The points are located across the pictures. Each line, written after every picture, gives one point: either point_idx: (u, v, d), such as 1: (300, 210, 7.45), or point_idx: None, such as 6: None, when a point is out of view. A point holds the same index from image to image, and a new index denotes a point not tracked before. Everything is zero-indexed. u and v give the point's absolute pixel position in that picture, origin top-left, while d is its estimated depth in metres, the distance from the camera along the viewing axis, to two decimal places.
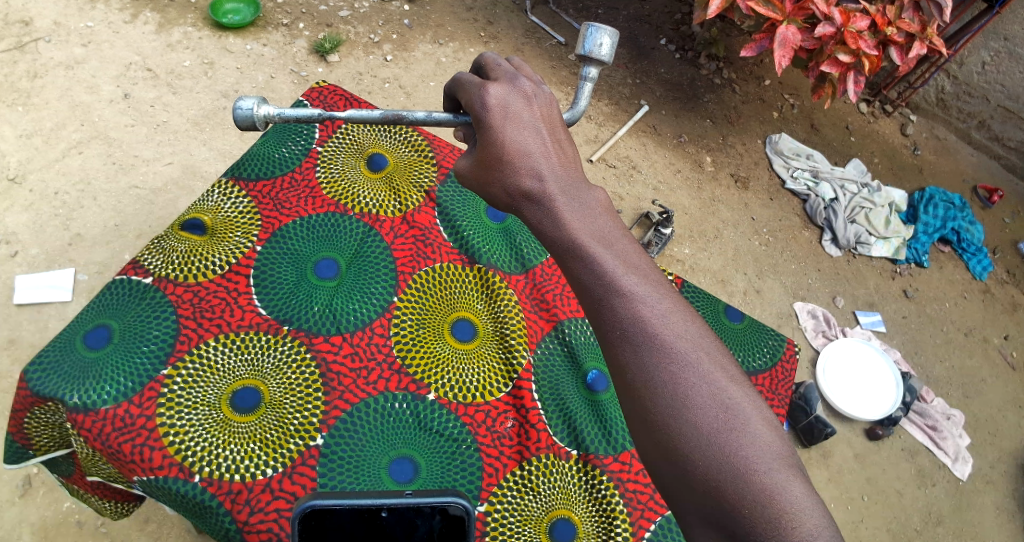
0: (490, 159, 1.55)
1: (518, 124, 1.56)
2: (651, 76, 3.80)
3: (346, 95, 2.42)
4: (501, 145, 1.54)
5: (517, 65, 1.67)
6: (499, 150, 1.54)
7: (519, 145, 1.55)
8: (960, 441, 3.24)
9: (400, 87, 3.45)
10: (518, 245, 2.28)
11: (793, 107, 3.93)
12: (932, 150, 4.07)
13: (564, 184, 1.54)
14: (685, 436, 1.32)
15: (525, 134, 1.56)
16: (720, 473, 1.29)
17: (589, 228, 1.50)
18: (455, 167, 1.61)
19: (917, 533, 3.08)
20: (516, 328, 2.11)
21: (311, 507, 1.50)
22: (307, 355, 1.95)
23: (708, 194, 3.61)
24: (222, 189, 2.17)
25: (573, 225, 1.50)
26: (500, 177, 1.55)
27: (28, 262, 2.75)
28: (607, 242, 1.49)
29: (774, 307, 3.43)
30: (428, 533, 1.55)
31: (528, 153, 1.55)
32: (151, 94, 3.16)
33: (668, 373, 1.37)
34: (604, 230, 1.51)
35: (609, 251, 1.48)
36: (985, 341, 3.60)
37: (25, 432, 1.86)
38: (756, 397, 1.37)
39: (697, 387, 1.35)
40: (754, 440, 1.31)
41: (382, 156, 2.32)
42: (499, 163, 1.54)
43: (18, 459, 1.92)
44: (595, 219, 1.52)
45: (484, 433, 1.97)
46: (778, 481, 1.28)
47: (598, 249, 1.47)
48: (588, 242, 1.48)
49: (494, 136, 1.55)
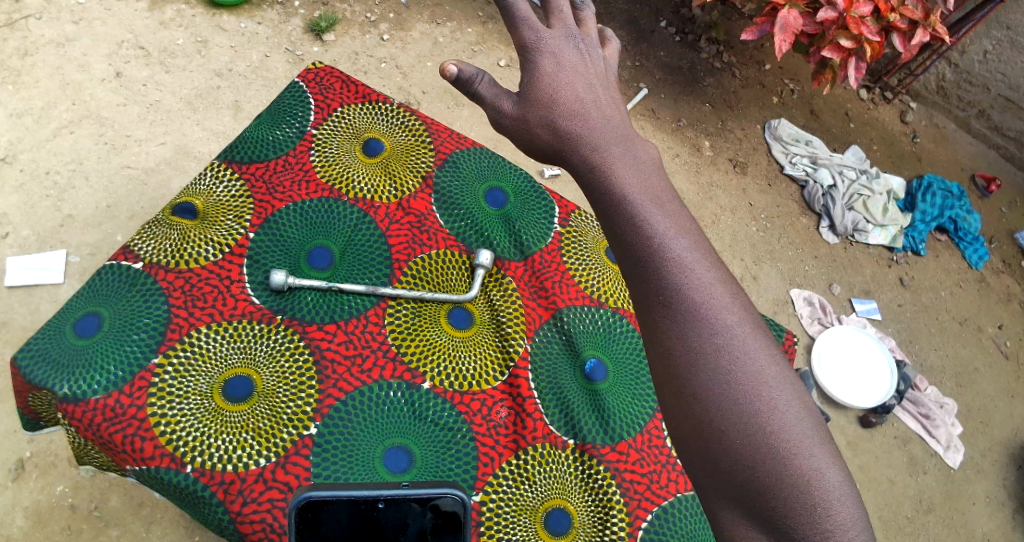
0: (541, 97, 1.54)
1: (573, 75, 1.57)
2: (650, 59, 3.75)
3: (344, 77, 2.35)
4: (556, 88, 1.55)
5: (585, 16, 1.65)
6: (552, 91, 1.55)
7: (574, 94, 1.56)
8: (952, 429, 3.27)
9: (397, 67, 3.41)
10: (518, 231, 2.24)
11: (793, 92, 3.90)
12: (930, 138, 4.06)
13: (615, 136, 1.56)
14: (723, 411, 1.29)
15: (578, 84, 1.57)
16: (758, 455, 1.26)
17: (640, 185, 1.51)
18: (497, 106, 1.57)
19: (908, 520, 3.11)
20: (512, 316, 2.10)
21: (307, 500, 1.50)
22: (301, 343, 1.94)
23: (706, 179, 3.58)
24: (215, 172, 2.14)
25: (625, 179, 1.50)
26: (551, 117, 1.54)
27: (19, 245, 2.72)
28: (657, 202, 1.48)
29: (770, 294, 3.43)
30: (420, 531, 1.55)
31: (584, 104, 1.56)
32: (143, 73, 3.11)
33: (713, 343, 1.34)
34: (655, 191, 1.51)
35: (662, 215, 1.46)
36: (980, 330, 3.61)
37: (32, 408, 1.91)
38: (792, 378, 1.35)
39: (741, 360, 1.33)
40: (796, 424, 1.29)
41: (378, 140, 2.27)
42: (550, 108, 1.54)
43: (34, 427, 2.00)
44: (648, 177, 1.52)
45: (479, 422, 1.97)
46: (816, 467, 1.26)
47: (649, 209, 1.47)
48: (640, 201, 1.48)
49: (546, 78, 1.55)
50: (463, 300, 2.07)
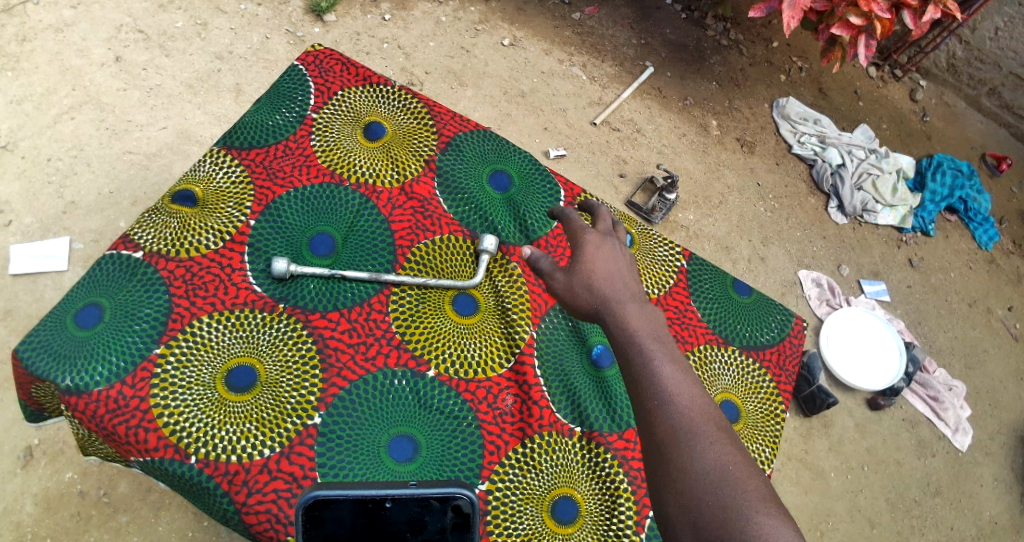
0: (585, 274, 1.70)
1: (612, 257, 1.75)
2: (656, 37, 3.70)
3: (344, 59, 2.31)
4: (595, 263, 1.72)
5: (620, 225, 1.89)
6: (592, 270, 1.71)
7: (608, 270, 1.72)
8: (960, 412, 3.24)
9: (400, 47, 3.35)
10: (523, 216, 2.21)
11: (802, 70, 3.83)
12: (940, 116, 3.99)
13: (635, 294, 1.69)
14: (692, 486, 1.39)
15: (617, 265, 1.74)
16: (723, 521, 1.34)
17: (648, 327, 1.62)
18: (551, 280, 1.74)
19: (916, 503, 3.09)
20: (518, 303, 2.08)
21: (314, 498, 1.50)
22: (304, 332, 1.92)
23: (714, 158, 3.53)
24: (214, 158, 2.11)
25: (635, 324, 1.61)
26: (589, 286, 1.69)
27: (22, 232, 2.70)
28: (663, 343, 1.59)
29: (778, 275, 3.39)
30: (439, 528, 1.56)
31: (615, 276, 1.71)
32: (143, 57, 3.07)
33: (690, 437, 1.45)
34: (660, 332, 1.62)
35: (663, 356, 1.57)
36: (988, 311, 3.58)
37: (35, 400, 1.91)
38: (755, 464, 1.43)
39: (710, 449, 1.43)
40: (755, 496, 1.36)
41: (379, 124, 2.24)
42: (590, 279, 1.69)
43: (38, 419, 2.01)
44: (657, 326, 1.64)
45: (485, 410, 1.95)
46: (773, 528, 1.32)
47: (650, 343, 1.58)
48: (646, 339, 1.59)
49: (590, 260, 1.73)
50: (468, 285, 2.05)
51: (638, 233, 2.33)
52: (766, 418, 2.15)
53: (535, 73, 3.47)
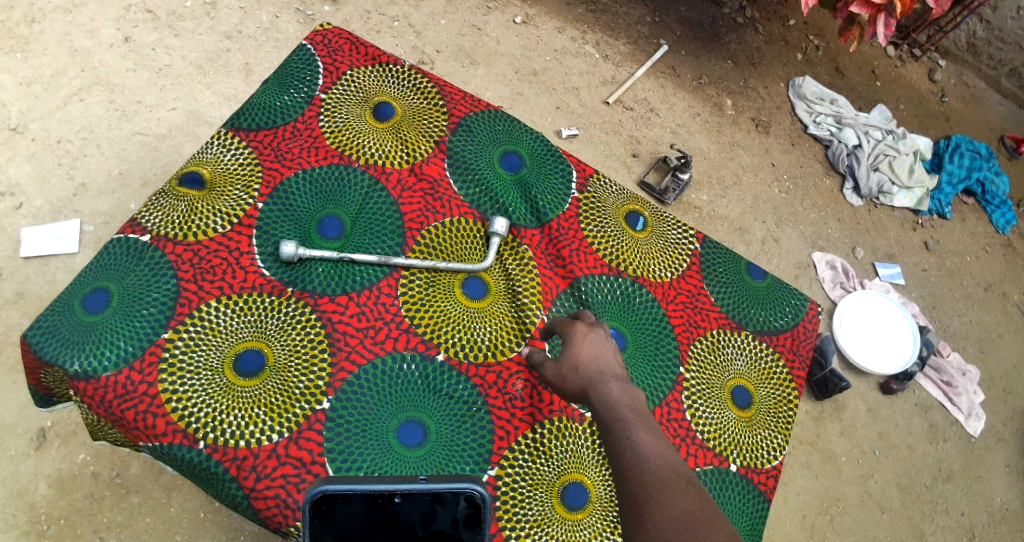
0: (571, 359, 1.71)
1: (599, 340, 1.75)
2: (671, 15, 3.63)
3: (352, 38, 2.28)
4: (581, 343, 1.73)
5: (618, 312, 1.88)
6: (578, 354, 1.71)
7: (594, 353, 1.71)
8: (974, 397, 3.21)
9: (410, 26, 3.31)
10: (534, 197, 2.18)
11: (818, 49, 3.76)
12: (959, 97, 3.90)
13: (621, 375, 1.69)
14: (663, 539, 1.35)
15: (605, 349, 1.74)
16: None
17: (628, 399, 1.63)
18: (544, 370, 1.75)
19: (927, 488, 3.07)
20: (528, 286, 2.06)
21: (324, 492, 1.52)
22: (312, 317, 1.91)
23: (728, 139, 3.48)
24: (222, 140, 2.09)
25: (616, 395, 1.62)
26: (574, 369, 1.69)
27: (33, 215, 2.70)
28: (642, 416, 1.59)
29: (792, 258, 3.34)
30: (452, 519, 1.56)
31: (601, 358, 1.71)
32: (152, 37, 3.05)
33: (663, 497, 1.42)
34: (639, 405, 1.63)
35: (643, 427, 1.56)
36: (1004, 296, 3.52)
37: (44, 384, 1.91)
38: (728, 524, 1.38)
39: (682, 507, 1.39)
40: None
41: (388, 105, 2.21)
42: (577, 365, 1.70)
43: (48, 403, 2.02)
44: (641, 405, 1.63)
45: (495, 395, 1.94)
46: None
47: (629, 414, 1.59)
48: (626, 411, 1.59)
49: (577, 345, 1.73)
50: (477, 269, 2.03)
51: (650, 215, 2.29)
52: (778, 404, 2.13)
53: (547, 52, 3.42)
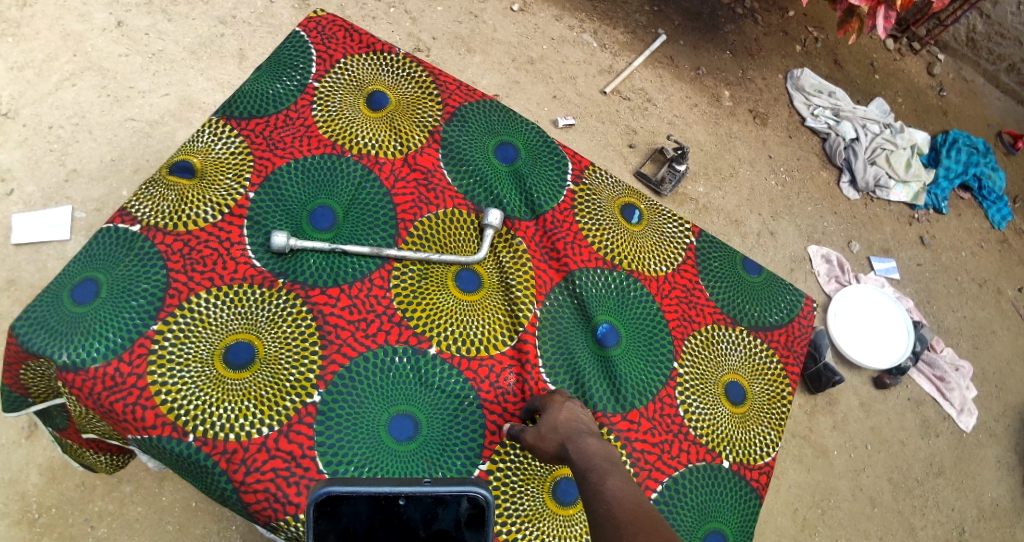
0: (549, 423, 1.75)
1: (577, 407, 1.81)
2: (670, 4, 3.60)
3: (346, 25, 2.26)
4: (559, 407, 1.79)
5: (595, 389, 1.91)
6: (555, 417, 1.76)
7: (572, 416, 1.77)
8: (967, 393, 3.21)
9: (406, 12, 3.27)
10: (529, 189, 2.16)
11: (817, 41, 3.75)
12: (958, 92, 3.89)
13: (597, 432, 1.73)
14: None
15: (582, 413, 1.79)
16: None
17: (602, 450, 1.66)
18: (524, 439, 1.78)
19: (918, 482, 3.08)
20: (522, 279, 2.05)
21: (327, 494, 1.53)
22: (304, 309, 1.90)
23: (725, 130, 3.46)
24: (213, 129, 2.06)
25: (591, 446, 1.67)
26: (553, 430, 1.74)
27: (24, 201, 2.67)
28: (614, 463, 1.63)
29: (788, 251, 3.33)
30: (456, 521, 1.56)
31: (577, 419, 1.76)
32: (145, 21, 3.01)
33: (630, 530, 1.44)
34: (612, 455, 1.66)
35: (614, 472, 1.60)
36: (999, 292, 3.52)
37: (22, 384, 1.88)
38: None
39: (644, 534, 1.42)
40: None
41: (382, 94, 2.18)
42: (556, 423, 1.75)
43: (17, 407, 1.95)
44: (618, 457, 1.67)
45: (487, 389, 1.93)
46: None
47: (603, 463, 1.62)
48: (599, 462, 1.62)
49: (556, 412, 1.78)
50: (471, 261, 2.01)
51: (646, 209, 2.28)
52: (772, 400, 2.13)
53: (545, 40, 3.39)
